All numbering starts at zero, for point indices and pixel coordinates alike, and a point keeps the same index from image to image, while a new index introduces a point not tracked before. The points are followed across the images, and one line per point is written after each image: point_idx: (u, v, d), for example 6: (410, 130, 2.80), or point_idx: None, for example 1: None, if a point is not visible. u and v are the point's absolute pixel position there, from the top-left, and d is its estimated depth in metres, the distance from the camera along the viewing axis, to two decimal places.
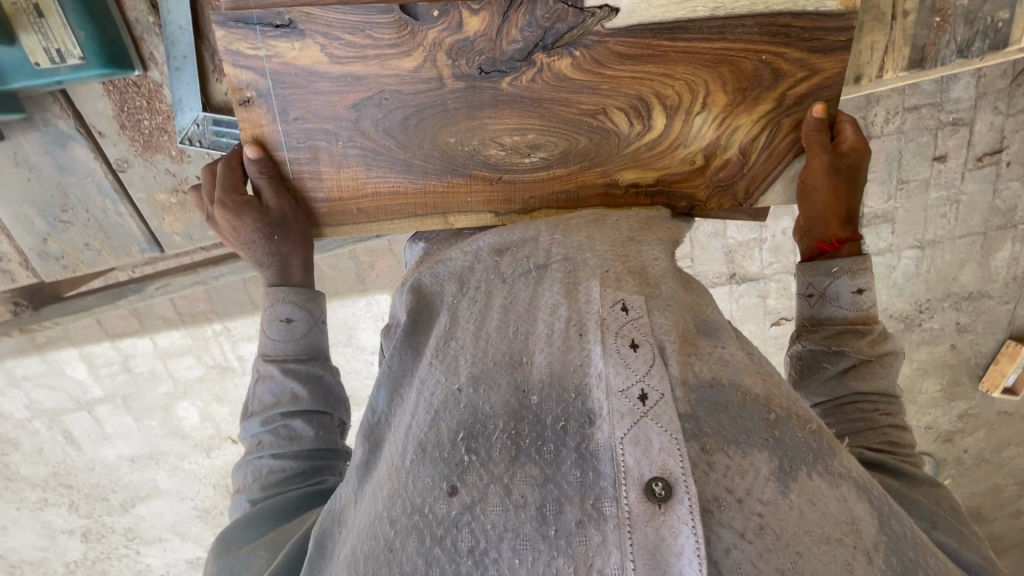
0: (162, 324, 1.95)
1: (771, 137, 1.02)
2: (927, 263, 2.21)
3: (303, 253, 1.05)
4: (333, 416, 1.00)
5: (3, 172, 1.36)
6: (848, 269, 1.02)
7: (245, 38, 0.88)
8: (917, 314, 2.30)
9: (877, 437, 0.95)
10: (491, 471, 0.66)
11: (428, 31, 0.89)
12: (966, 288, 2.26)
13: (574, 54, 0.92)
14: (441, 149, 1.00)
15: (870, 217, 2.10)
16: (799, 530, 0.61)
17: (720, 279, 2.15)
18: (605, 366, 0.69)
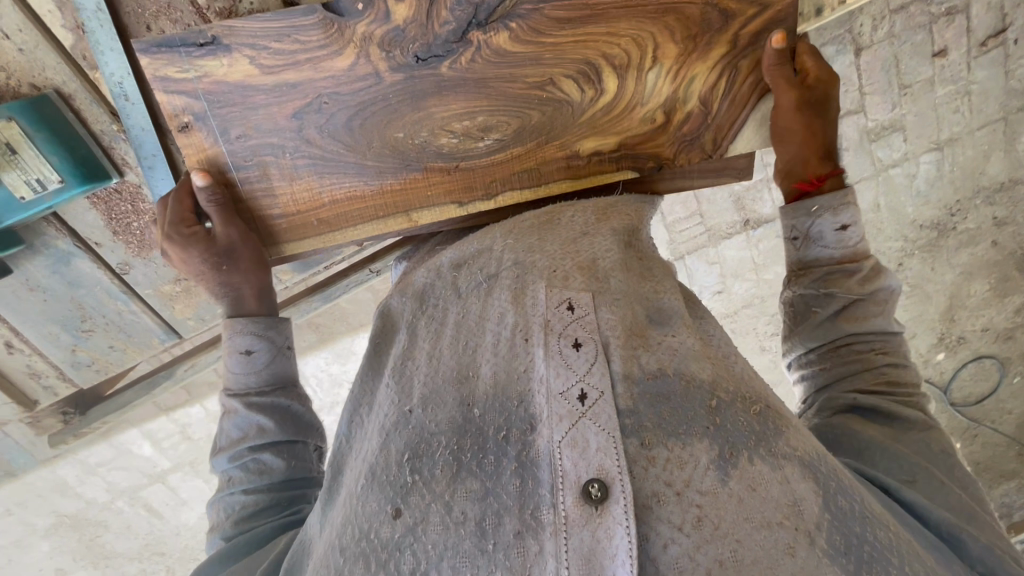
0: (208, 389, 2.03)
1: (730, 81, 1.00)
2: (948, 163, 2.10)
3: (258, 279, 0.99)
4: (304, 445, 0.96)
5: (21, 300, 1.39)
6: (828, 207, 0.99)
7: (172, 63, 0.87)
8: (949, 218, 2.21)
9: (875, 377, 0.93)
10: (434, 490, 0.70)
11: (356, 25, 0.87)
12: (996, 180, 2.15)
13: (510, 26, 0.90)
14: (390, 146, 0.97)
15: (879, 129, 2.01)
16: (737, 518, 0.65)
17: (734, 228, 2.10)
18: (547, 369, 0.72)
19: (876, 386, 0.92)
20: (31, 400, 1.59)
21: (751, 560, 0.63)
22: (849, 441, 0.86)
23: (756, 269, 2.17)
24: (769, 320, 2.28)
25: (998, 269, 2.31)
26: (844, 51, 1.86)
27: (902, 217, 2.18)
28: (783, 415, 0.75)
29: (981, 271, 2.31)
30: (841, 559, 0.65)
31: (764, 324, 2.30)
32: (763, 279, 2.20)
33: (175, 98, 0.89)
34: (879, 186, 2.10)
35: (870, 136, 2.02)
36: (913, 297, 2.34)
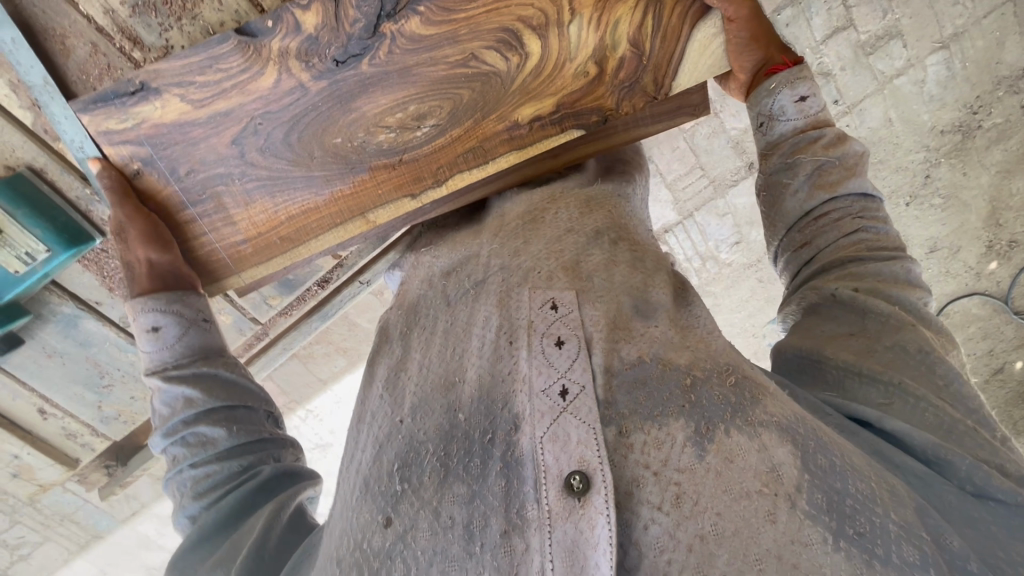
0: None
1: (660, 16, 1.01)
2: (958, 60, 1.95)
3: (149, 257, 1.04)
4: (245, 409, 1.00)
5: (44, 366, 1.49)
6: (785, 83, 1.06)
7: (111, 115, 0.97)
8: (973, 117, 2.04)
9: (852, 242, 0.98)
10: (422, 496, 0.76)
11: (271, 43, 0.94)
12: (1016, 65, 1.96)
13: (418, 11, 0.94)
14: (331, 150, 1.07)
15: (874, 41, 1.88)
16: (715, 492, 0.69)
17: (740, 173, 2.00)
18: (529, 369, 0.78)
19: (856, 251, 0.98)
20: (72, 458, 1.71)
21: (731, 531, 0.67)
22: (829, 374, 0.89)
23: None
24: None
25: None
26: None
27: (918, 127, 2.05)
28: (759, 383, 0.80)
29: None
30: (823, 517, 0.68)
31: None
32: None
33: (120, 149, 1.01)
34: (885, 100, 1.99)
35: (865, 49, 1.90)
36: (945, 209, 2.21)
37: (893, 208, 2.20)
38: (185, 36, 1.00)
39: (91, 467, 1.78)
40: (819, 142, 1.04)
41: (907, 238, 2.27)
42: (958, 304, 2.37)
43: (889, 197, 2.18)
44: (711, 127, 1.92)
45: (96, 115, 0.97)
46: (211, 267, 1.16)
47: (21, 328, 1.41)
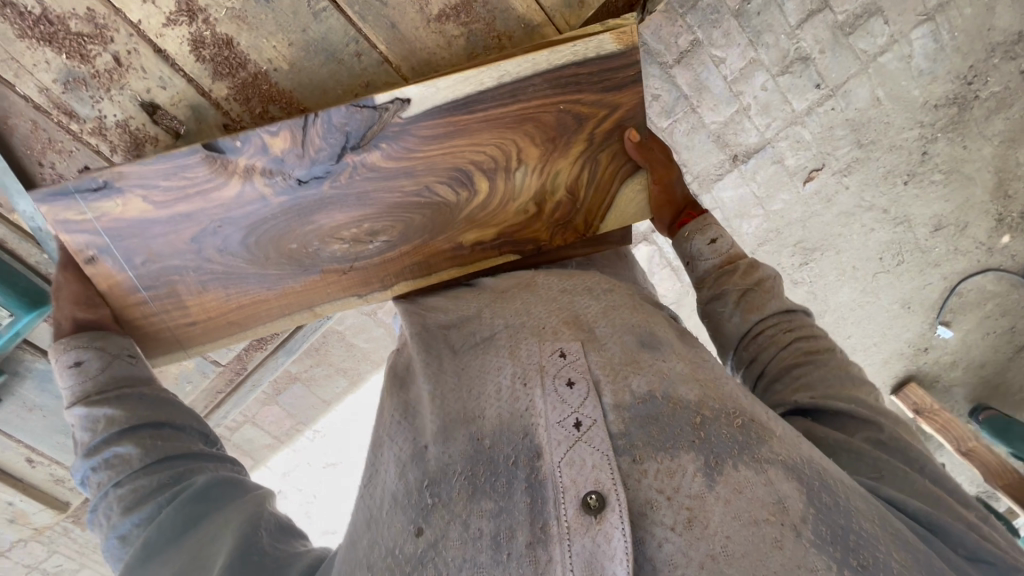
0: (268, 451, 2.18)
1: (592, 171, 1.16)
2: (945, 31, 1.86)
3: (74, 315, 1.06)
4: (172, 429, 1.01)
5: (27, 420, 1.58)
6: (697, 230, 1.15)
7: (72, 208, 0.99)
8: (968, 88, 1.95)
9: (796, 352, 1.03)
10: (452, 509, 0.74)
11: (239, 159, 1.00)
12: (1009, 30, 1.88)
13: (381, 147, 1.03)
14: (287, 255, 1.14)
15: (852, 20, 1.82)
16: (725, 518, 0.69)
17: (724, 167, 2.00)
18: (544, 405, 0.78)
19: (799, 360, 1.02)
20: (62, 502, 1.79)
21: (742, 552, 0.67)
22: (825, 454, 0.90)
23: (760, 202, 2.09)
24: (792, 250, 2.20)
25: None
26: None
27: (908, 104, 1.96)
28: (766, 426, 0.81)
29: None
30: (828, 547, 0.69)
31: (787, 255, 2.21)
32: (772, 212, 2.11)
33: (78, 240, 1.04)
34: (870, 79, 1.91)
35: (844, 30, 1.83)
36: (947, 186, 2.12)
37: (892, 189, 2.10)
38: (116, 106, 1.03)
39: (82, 510, 1.86)
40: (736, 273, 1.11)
41: (911, 218, 2.16)
42: (970, 282, 2.29)
43: (886, 178, 2.08)
44: (691, 125, 1.92)
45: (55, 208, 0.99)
46: (161, 341, 1.21)
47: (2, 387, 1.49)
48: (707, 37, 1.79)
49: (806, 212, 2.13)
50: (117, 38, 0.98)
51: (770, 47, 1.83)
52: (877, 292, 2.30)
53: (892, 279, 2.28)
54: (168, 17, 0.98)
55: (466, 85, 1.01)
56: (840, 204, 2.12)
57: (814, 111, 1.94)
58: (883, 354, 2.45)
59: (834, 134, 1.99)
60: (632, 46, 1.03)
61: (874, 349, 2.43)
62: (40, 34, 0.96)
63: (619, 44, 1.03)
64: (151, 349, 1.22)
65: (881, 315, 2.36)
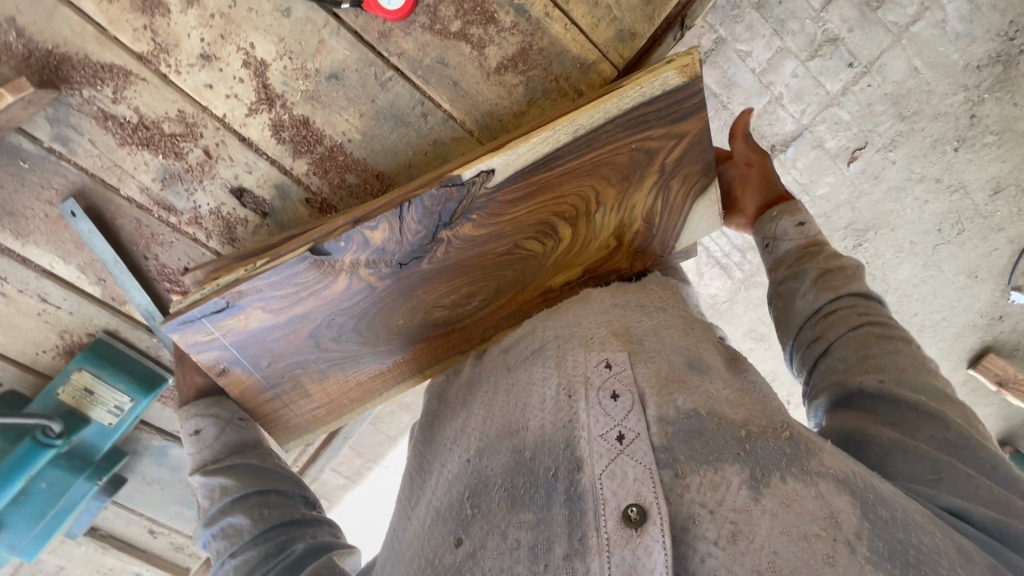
0: (342, 491, 2.21)
1: (666, 197, 1.21)
2: None
3: (196, 381, 1.27)
4: (277, 494, 1.14)
5: (149, 493, 1.73)
6: (785, 211, 1.25)
7: (200, 330, 1.12)
8: (1012, 44, 1.84)
9: (864, 335, 1.04)
10: (493, 520, 0.86)
11: (343, 256, 1.09)
12: None
13: (471, 219, 1.11)
14: (393, 329, 1.27)
15: None
16: (771, 532, 0.75)
17: (763, 159, 2.00)
18: (587, 416, 0.89)
19: (866, 342, 1.03)
20: (183, 568, 1.88)
21: (790, 569, 0.72)
22: (875, 451, 0.92)
23: (805, 188, 2.07)
24: (844, 233, 2.16)
25: None
26: None
27: (949, 70, 1.88)
28: (815, 440, 0.87)
29: None
30: (886, 563, 0.73)
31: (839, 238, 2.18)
32: (817, 198, 2.09)
33: (207, 353, 1.18)
34: (905, 50, 1.85)
35: (872, 5, 1.77)
36: (1004, 145, 2.01)
37: (942, 158, 2.03)
38: (209, 195, 1.29)
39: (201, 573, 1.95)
40: (821, 255, 1.18)
41: (966, 184, 2.07)
42: None
43: (934, 146, 2.01)
44: (723, 121, 1.92)
45: (185, 332, 1.12)
46: (289, 431, 1.42)
47: (126, 467, 1.67)
48: (730, 34, 1.78)
49: (858, 195, 2.08)
50: (205, 134, 1.22)
51: (796, 34, 1.79)
52: (939, 264, 2.22)
53: (954, 249, 2.19)
54: (250, 108, 1.20)
55: (544, 146, 1.06)
56: (890, 179, 2.06)
57: (850, 91, 1.90)
58: (954, 328, 2.35)
59: (874, 110, 1.94)
60: (696, 73, 1.02)
61: (944, 323, 2.34)
62: (138, 139, 1.21)
63: (683, 74, 1.01)
64: (282, 432, 1.42)
65: (948, 288, 2.26)
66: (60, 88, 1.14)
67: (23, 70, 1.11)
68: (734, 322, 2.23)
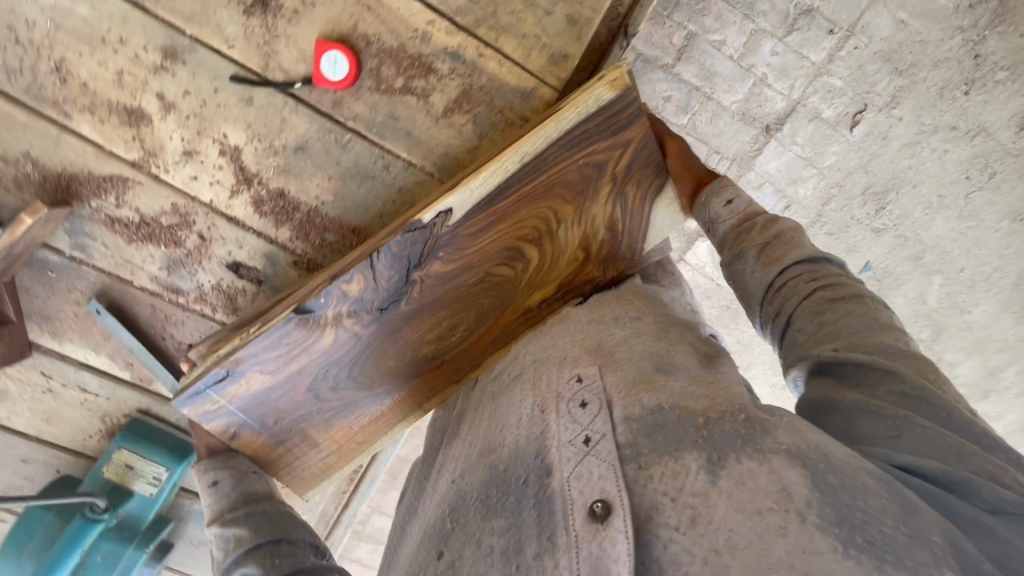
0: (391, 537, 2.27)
1: (623, 203, 1.35)
2: None
3: (206, 441, 1.38)
4: (288, 544, 1.19)
5: (197, 555, 1.93)
6: (713, 194, 1.33)
7: (207, 400, 1.26)
8: None
9: (815, 301, 1.07)
10: (470, 529, 1.00)
11: (326, 310, 1.20)
12: None
13: (439, 257, 1.24)
14: (386, 370, 1.40)
15: None
16: (726, 511, 0.80)
17: (759, 141, 1.96)
18: (558, 427, 1.00)
19: (819, 307, 1.05)
20: None
21: (744, 544, 0.77)
22: (840, 416, 0.94)
23: (810, 162, 1.98)
24: (863, 199, 2.03)
25: None
26: None
27: (939, 15, 1.81)
28: (769, 416, 0.91)
29: None
30: (833, 529, 0.76)
31: (857, 206, 2.05)
32: (825, 170, 1.99)
33: (216, 420, 1.32)
34: (887, 6, 1.80)
35: None
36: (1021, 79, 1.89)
37: (953, 104, 1.93)
38: (210, 274, 1.48)
39: None
40: (755, 228, 1.24)
41: (985, 125, 1.95)
42: None
43: (941, 95, 1.92)
44: (710, 111, 1.93)
45: (191, 405, 1.26)
46: (303, 483, 1.55)
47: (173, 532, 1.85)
48: (700, 27, 1.80)
49: (875, 155, 1.97)
50: (197, 220, 1.40)
51: (767, 13, 1.79)
52: (976, 214, 2.04)
53: (988, 195, 2.02)
54: (231, 189, 1.37)
55: (495, 177, 1.20)
56: (900, 136, 1.96)
57: (836, 57, 1.86)
58: (1010, 278, 2.11)
59: (867, 71, 1.88)
60: (626, 86, 1.18)
61: (998, 275, 2.11)
62: (142, 235, 1.40)
63: (613, 88, 1.18)
64: (299, 484, 1.55)
65: (991, 237, 2.07)
66: (70, 202, 1.34)
67: (42, 192, 1.31)
68: None
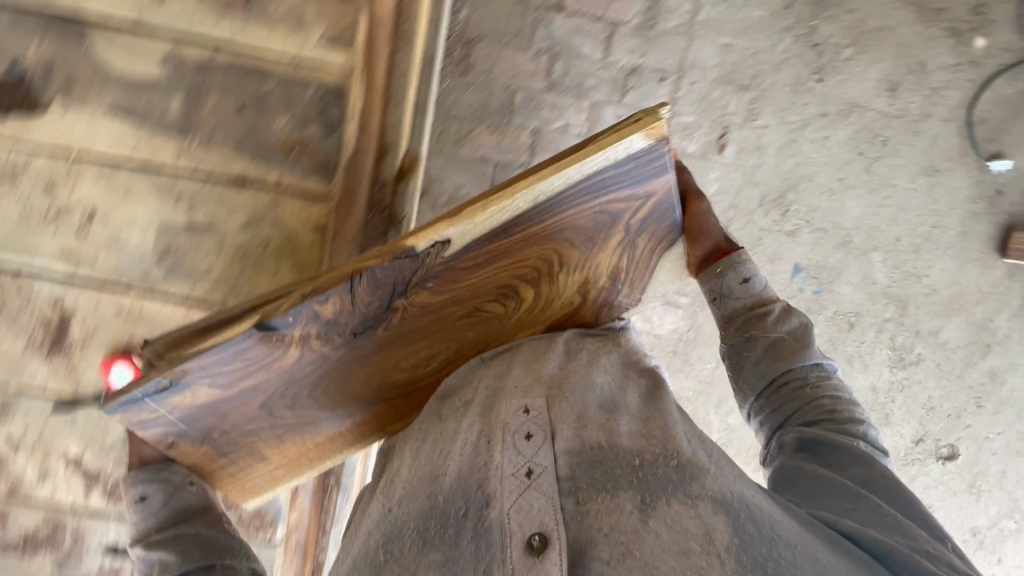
0: None
1: (632, 253, 1.28)
2: None
3: (141, 452, 1.20)
4: (221, 567, 1.12)
5: None
6: (730, 267, 1.30)
7: (146, 408, 1.05)
8: None
9: (817, 407, 1.21)
10: (407, 560, 0.95)
11: (291, 331, 1.03)
12: None
13: (426, 288, 1.10)
14: (343, 398, 1.25)
15: (648, 16, 1.89)
16: (656, 549, 0.85)
17: None
18: (502, 460, 0.97)
19: (822, 413, 1.20)
20: None
21: None
22: (817, 488, 1.08)
23: None
24: (764, 209, 1.99)
25: None
26: (550, 19, 1.89)
27: (758, 27, 1.90)
28: (702, 461, 0.97)
29: None
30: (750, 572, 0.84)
31: (761, 216, 2.01)
32: (713, 196, 1.98)
33: (154, 428, 1.12)
34: (706, 37, 1.90)
35: (648, 27, 1.90)
36: (867, 50, 1.92)
37: (812, 94, 1.94)
38: None
39: None
40: (768, 316, 1.29)
41: (856, 100, 1.94)
42: (981, 106, 1.95)
43: (797, 91, 1.93)
44: None
45: (125, 412, 1.05)
46: (245, 488, 1.36)
47: None
48: (540, 121, 1.92)
49: (758, 166, 1.97)
50: None
51: (598, 85, 1.91)
52: (887, 182, 1.99)
53: (891, 161, 1.98)
54: None
55: (505, 215, 1.05)
56: (773, 141, 1.96)
57: (678, 98, 1.92)
58: (954, 230, 2.01)
59: (714, 98, 1.93)
60: (662, 137, 1.00)
61: (939, 232, 2.01)
62: None
63: (649, 138, 0.99)
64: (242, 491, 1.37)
65: (913, 197, 2.00)
66: None
67: None
68: (712, 345, 2.09)
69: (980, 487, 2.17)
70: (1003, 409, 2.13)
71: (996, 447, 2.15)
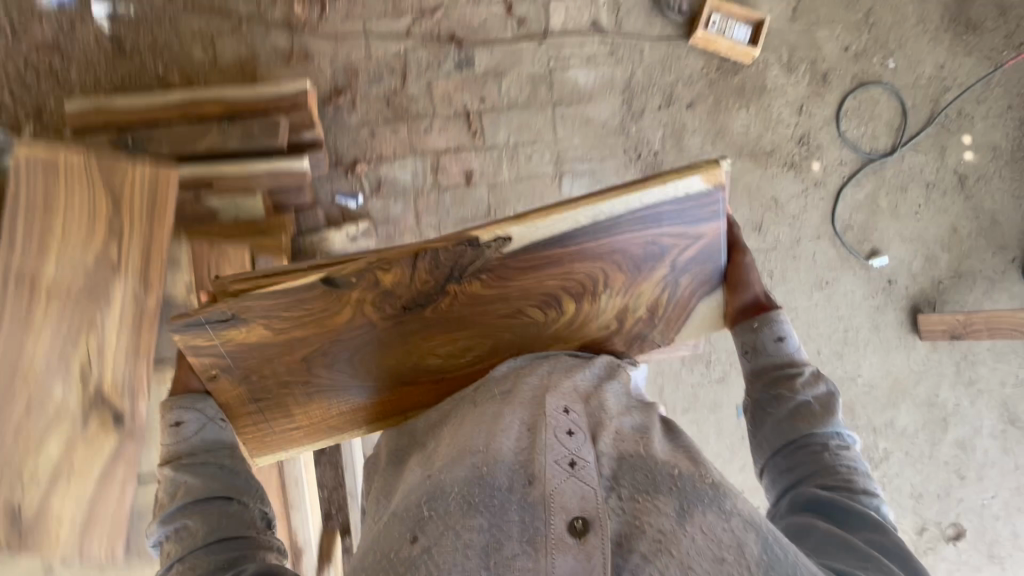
0: None
1: (673, 288, 1.33)
2: (582, 168, 2.09)
3: (190, 382, 1.21)
4: (236, 502, 1.09)
5: None
6: (768, 322, 1.28)
7: (201, 334, 1.09)
8: (643, 158, 2.10)
9: (834, 473, 1.11)
10: (445, 520, 0.90)
11: (349, 291, 1.11)
12: (615, 115, 2.09)
13: (479, 279, 1.17)
14: (366, 376, 1.28)
15: None
16: (692, 552, 0.83)
17: None
18: (556, 443, 0.95)
19: (836, 480, 1.10)
20: None
21: None
22: (830, 544, 0.99)
23: None
24: (689, 367, 2.16)
25: (725, 99, 2.10)
26: None
27: None
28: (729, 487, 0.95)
29: (723, 119, 2.10)
30: None
31: (688, 373, 2.17)
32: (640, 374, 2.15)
33: (202, 358, 1.15)
34: None
35: None
36: None
37: None
38: None
39: None
40: (798, 377, 1.23)
41: None
42: (840, 217, 2.11)
43: None
44: None
45: (184, 335, 1.09)
46: (254, 437, 1.34)
47: None
48: None
49: None
50: None
51: None
52: (788, 306, 2.12)
53: (783, 289, 2.12)
54: None
55: (567, 223, 1.12)
56: None
57: None
58: (865, 327, 2.12)
59: None
60: (719, 181, 1.10)
61: (852, 333, 2.12)
62: None
63: (708, 180, 1.09)
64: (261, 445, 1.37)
65: (817, 311, 2.12)
66: None
67: None
68: None
69: (1000, 554, 2.15)
70: (988, 472, 2.13)
71: (996, 511, 2.14)
